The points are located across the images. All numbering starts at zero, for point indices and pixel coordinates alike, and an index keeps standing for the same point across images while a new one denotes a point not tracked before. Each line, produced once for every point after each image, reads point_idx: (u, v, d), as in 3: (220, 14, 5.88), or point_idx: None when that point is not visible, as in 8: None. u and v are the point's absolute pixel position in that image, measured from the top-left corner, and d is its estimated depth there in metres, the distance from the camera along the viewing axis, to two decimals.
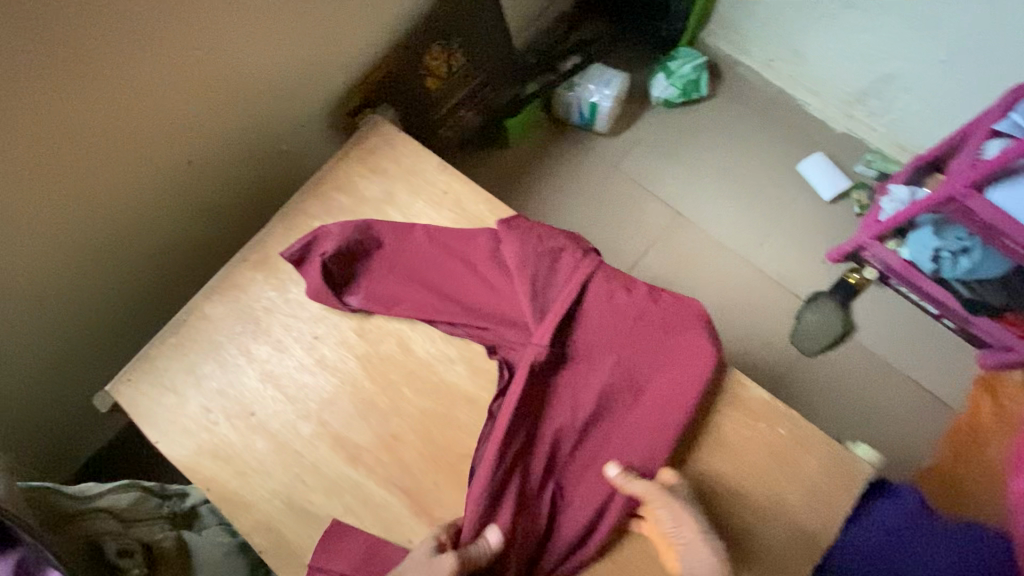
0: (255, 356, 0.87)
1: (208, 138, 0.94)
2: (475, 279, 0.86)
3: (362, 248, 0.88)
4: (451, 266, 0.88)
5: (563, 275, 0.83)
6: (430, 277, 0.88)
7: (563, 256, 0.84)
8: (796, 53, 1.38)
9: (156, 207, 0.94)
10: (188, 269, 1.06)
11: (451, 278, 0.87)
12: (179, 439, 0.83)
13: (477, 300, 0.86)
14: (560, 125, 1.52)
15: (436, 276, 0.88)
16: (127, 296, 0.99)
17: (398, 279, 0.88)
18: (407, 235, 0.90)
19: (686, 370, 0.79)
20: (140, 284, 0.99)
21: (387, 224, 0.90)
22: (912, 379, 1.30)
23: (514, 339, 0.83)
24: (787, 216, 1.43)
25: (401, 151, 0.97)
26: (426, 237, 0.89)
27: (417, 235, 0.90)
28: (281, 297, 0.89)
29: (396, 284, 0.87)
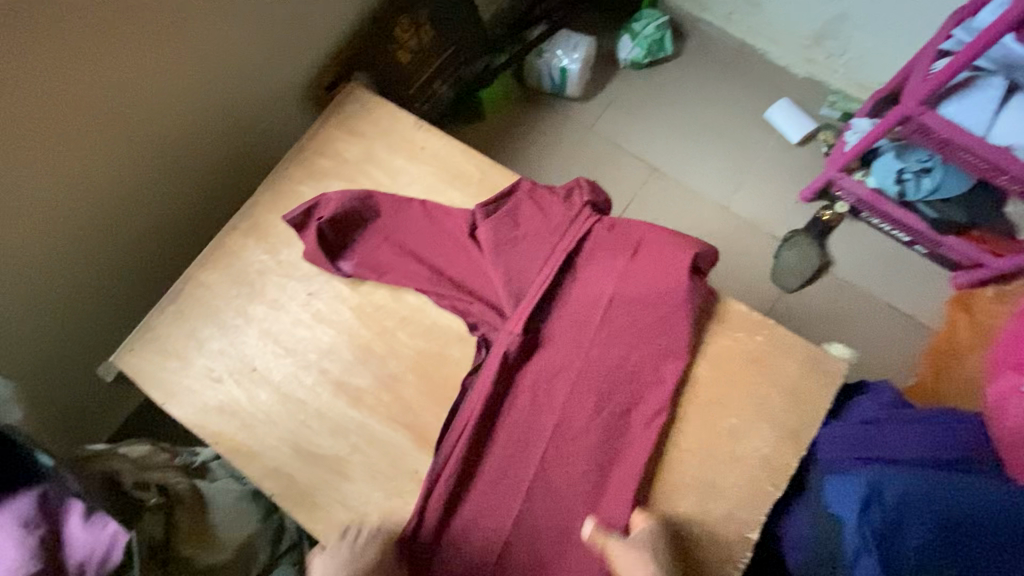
0: (252, 316, 0.90)
1: (188, 114, 0.97)
2: (464, 251, 0.89)
3: (360, 216, 0.91)
4: (441, 240, 0.90)
5: (545, 247, 0.85)
6: (421, 248, 0.90)
7: (556, 228, 0.86)
8: (754, 4, 1.43)
9: (142, 185, 0.96)
10: (180, 248, 1.09)
11: (440, 250, 0.89)
12: (186, 400, 0.86)
13: (464, 272, 0.88)
14: (533, 93, 1.56)
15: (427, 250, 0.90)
16: (123, 275, 1.02)
17: (390, 250, 0.89)
18: (404, 207, 0.92)
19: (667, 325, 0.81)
20: (134, 263, 1.02)
21: (387, 195, 0.92)
22: (890, 305, 1.36)
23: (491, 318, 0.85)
24: (759, 162, 1.48)
25: (378, 113, 1.01)
26: (423, 211, 0.91)
27: (415, 208, 0.92)
28: (273, 259, 0.93)
29: (387, 253, 0.90)
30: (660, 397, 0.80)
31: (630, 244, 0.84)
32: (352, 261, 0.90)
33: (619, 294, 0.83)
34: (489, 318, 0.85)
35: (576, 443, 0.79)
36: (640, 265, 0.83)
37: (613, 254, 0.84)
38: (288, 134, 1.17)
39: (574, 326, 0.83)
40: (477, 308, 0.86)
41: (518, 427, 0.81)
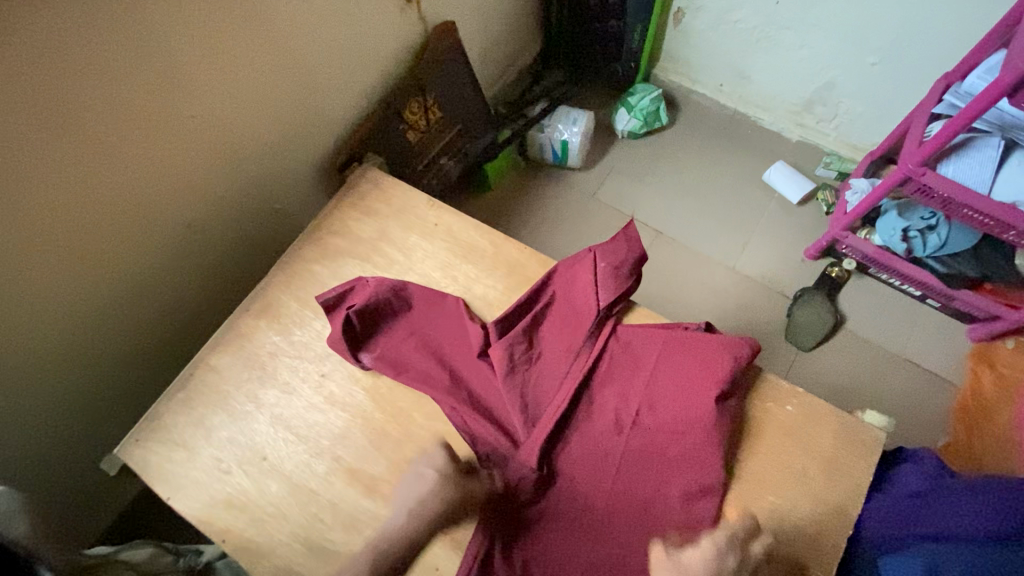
0: (264, 401, 0.87)
1: (206, 202, 0.99)
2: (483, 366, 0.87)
3: (389, 306, 0.90)
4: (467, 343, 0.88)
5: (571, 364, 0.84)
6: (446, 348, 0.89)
7: (586, 329, 0.86)
8: (743, 76, 1.51)
9: (158, 272, 0.96)
10: (190, 330, 1.08)
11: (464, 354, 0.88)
12: (192, 494, 0.82)
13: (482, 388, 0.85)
14: (536, 164, 1.61)
15: (451, 348, 0.89)
16: (132, 361, 1.00)
17: (414, 345, 0.88)
18: (437, 302, 0.91)
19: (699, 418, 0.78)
20: (144, 348, 1.01)
21: (421, 288, 0.91)
22: (909, 361, 1.34)
23: (503, 454, 0.80)
24: (761, 222, 1.51)
25: (391, 193, 1.03)
26: (457, 308, 0.91)
27: (448, 305, 0.91)
28: (286, 341, 0.91)
29: (410, 349, 0.88)
30: (695, 494, 0.76)
31: (661, 340, 0.84)
32: (371, 356, 0.87)
33: (649, 383, 0.82)
34: (501, 449, 0.80)
35: (607, 543, 0.76)
36: (673, 354, 0.83)
37: (644, 350, 0.84)
38: (300, 213, 1.19)
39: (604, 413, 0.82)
40: (490, 429, 0.81)
41: (547, 523, 0.78)
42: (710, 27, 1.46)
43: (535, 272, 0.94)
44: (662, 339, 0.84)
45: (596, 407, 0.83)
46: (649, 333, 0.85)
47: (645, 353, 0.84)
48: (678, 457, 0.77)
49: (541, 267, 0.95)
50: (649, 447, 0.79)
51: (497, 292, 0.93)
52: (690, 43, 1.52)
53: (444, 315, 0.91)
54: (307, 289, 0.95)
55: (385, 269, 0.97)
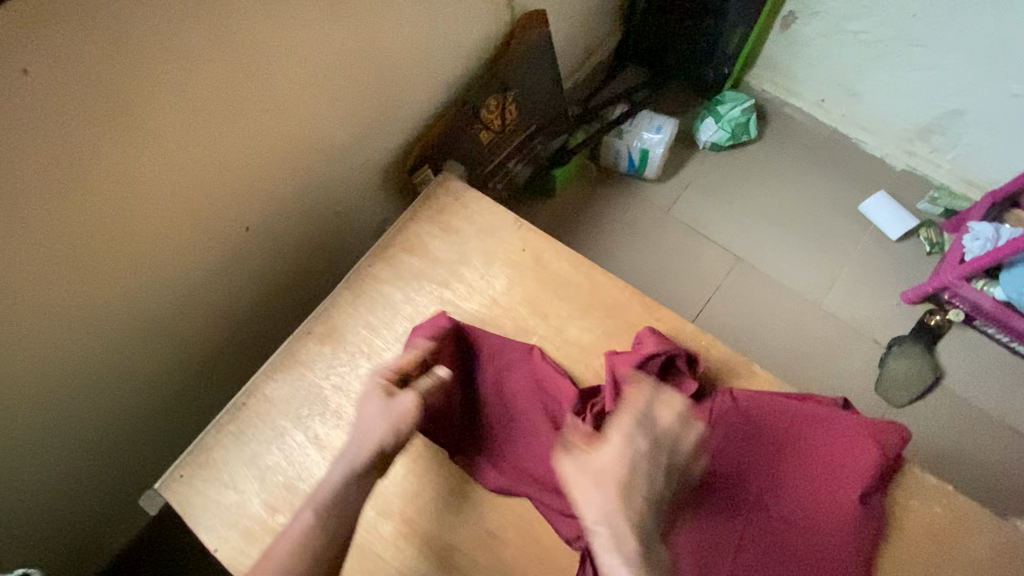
0: (325, 443, 0.77)
1: (265, 203, 0.87)
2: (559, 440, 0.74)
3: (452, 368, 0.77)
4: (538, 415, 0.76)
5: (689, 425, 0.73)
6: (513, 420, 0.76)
7: (709, 394, 0.73)
8: (850, 93, 1.36)
9: (207, 279, 0.86)
10: (236, 341, 0.98)
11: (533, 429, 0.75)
12: (240, 546, 0.72)
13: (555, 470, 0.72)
14: (607, 172, 1.47)
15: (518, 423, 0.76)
16: (172, 374, 0.90)
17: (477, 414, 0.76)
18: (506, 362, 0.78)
19: (845, 510, 0.67)
20: (187, 359, 0.91)
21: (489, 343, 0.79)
22: (1014, 427, 1.21)
23: None
24: (855, 257, 1.37)
25: (474, 208, 0.91)
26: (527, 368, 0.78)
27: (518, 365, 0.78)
28: (353, 374, 0.81)
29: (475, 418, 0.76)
30: None
31: (793, 413, 0.72)
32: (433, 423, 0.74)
33: (784, 463, 0.70)
34: None
35: None
36: (816, 433, 0.71)
37: (770, 421, 0.72)
38: (362, 217, 1.07)
39: (728, 491, 0.69)
40: None
41: None
42: (821, 35, 1.31)
43: (638, 316, 0.82)
44: (794, 414, 0.72)
45: (717, 482, 0.70)
46: (777, 402, 0.73)
47: (772, 425, 0.71)
48: (812, 561, 0.66)
49: (644, 311, 0.83)
50: (775, 540, 0.67)
51: (593, 336, 0.82)
52: (794, 51, 1.37)
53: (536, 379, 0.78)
54: (377, 313, 0.84)
55: (465, 297, 0.85)
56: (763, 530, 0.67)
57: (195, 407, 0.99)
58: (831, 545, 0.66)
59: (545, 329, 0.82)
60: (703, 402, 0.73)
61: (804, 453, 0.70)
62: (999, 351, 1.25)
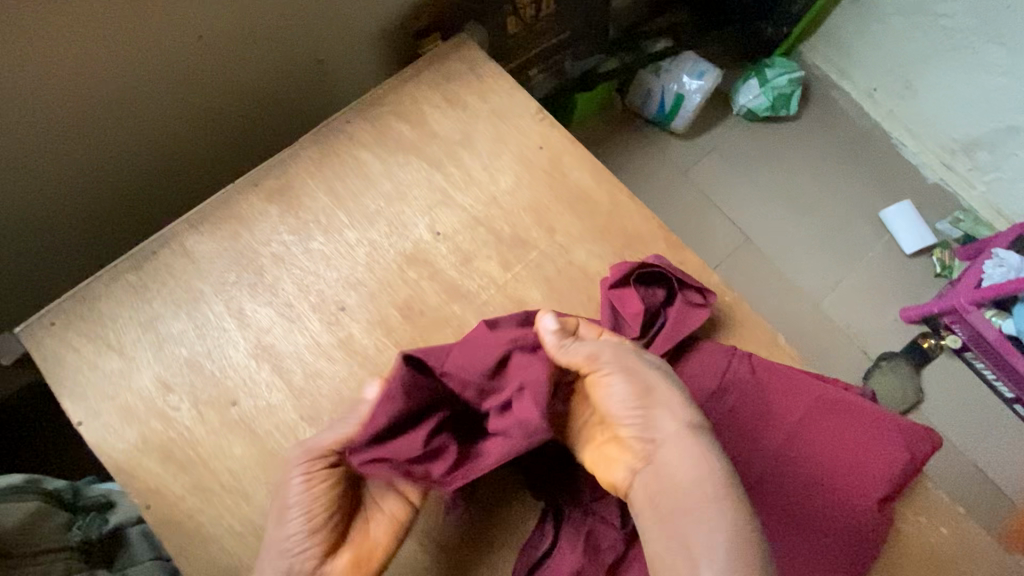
0: (250, 321, 0.60)
1: (230, 13, 0.67)
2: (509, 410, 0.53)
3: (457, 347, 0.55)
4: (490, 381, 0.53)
5: (691, 385, 0.61)
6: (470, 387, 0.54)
7: (721, 354, 0.62)
8: (907, 87, 1.25)
9: (133, 87, 0.66)
10: (162, 183, 0.78)
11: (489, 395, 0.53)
12: (113, 424, 0.56)
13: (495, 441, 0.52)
14: (631, 113, 1.31)
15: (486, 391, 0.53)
16: (67, 201, 0.71)
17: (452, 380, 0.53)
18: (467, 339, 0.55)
19: (848, 510, 0.58)
20: (90, 187, 0.72)
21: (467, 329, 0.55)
22: (976, 465, 1.17)
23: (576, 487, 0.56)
24: (865, 263, 1.28)
25: (490, 85, 0.74)
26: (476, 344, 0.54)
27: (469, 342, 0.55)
28: (302, 246, 0.64)
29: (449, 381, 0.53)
30: None
31: (814, 393, 0.61)
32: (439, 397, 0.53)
33: (792, 446, 0.60)
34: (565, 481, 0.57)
35: None
36: (834, 418, 0.61)
37: (783, 398, 0.61)
38: (349, 77, 0.88)
39: None
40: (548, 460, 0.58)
41: None
42: (898, 13, 1.18)
43: (659, 254, 0.68)
44: (813, 393, 0.61)
45: None
46: (799, 379, 0.62)
47: (786, 404, 0.61)
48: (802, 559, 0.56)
49: (668, 248, 0.69)
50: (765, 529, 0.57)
51: (602, 265, 0.68)
52: (863, 25, 1.24)
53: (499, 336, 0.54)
54: (346, 181, 0.67)
55: (460, 187, 0.69)
56: (751, 515, 0.57)
57: (96, 254, 0.79)
58: (825, 544, 0.57)
59: (548, 245, 0.68)
60: (713, 361, 0.62)
61: (818, 441, 0.60)
62: (979, 387, 1.21)
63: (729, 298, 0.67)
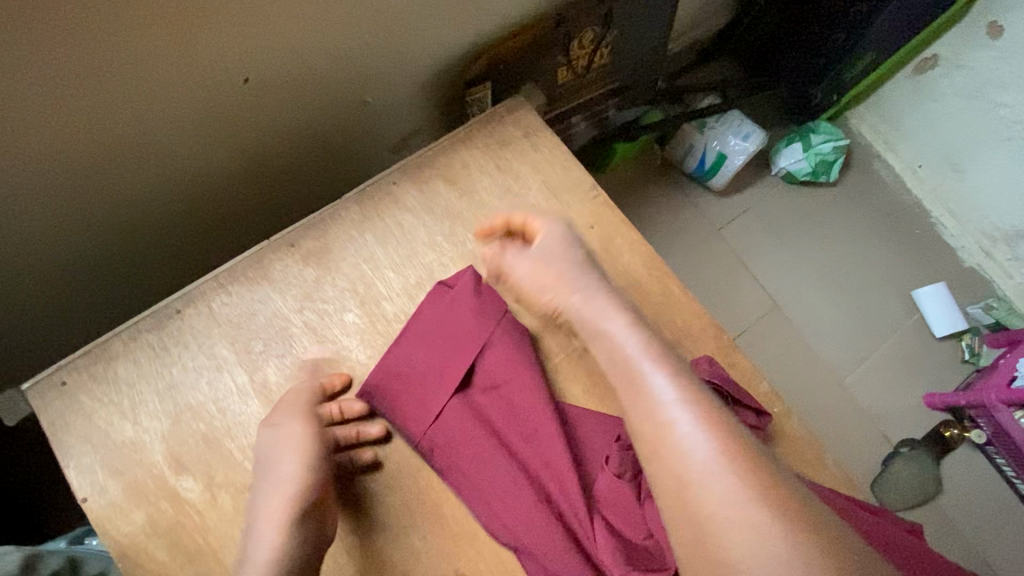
0: (274, 397, 0.57)
1: (280, 57, 0.64)
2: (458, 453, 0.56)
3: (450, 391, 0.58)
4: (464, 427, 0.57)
5: None
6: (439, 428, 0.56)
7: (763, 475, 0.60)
8: (954, 168, 1.22)
9: (173, 128, 0.63)
10: (193, 223, 0.75)
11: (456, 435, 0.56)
12: (119, 500, 0.52)
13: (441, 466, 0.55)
14: (668, 165, 1.28)
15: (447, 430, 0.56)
16: (93, 238, 0.68)
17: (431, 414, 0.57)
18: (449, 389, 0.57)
19: None
20: (118, 227, 0.68)
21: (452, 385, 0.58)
22: (990, 565, 1.13)
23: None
24: (893, 343, 1.25)
25: (544, 155, 0.70)
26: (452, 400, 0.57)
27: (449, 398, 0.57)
28: (335, 317, 0.60)
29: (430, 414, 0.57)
30: None
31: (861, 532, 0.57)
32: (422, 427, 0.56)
33: None
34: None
35: None
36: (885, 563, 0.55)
37: None
38: (393, 121, 0.84)
39: None
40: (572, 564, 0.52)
41: None
42: (956, 93, 1.16)
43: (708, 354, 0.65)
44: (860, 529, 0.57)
45: None
46: (859, 518, 0.58)
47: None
48: None
49: (717, 350, 0.65)
50: None
51: None
52: (917, 102, 1.22)
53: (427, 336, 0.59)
54: (387, 248, 0.63)
55: None
56: None
57: (120, 291, 0.76)
58: None
59: None
60: None
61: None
62: (997, 483, 1.18)
63: (776, 409, 0.65)
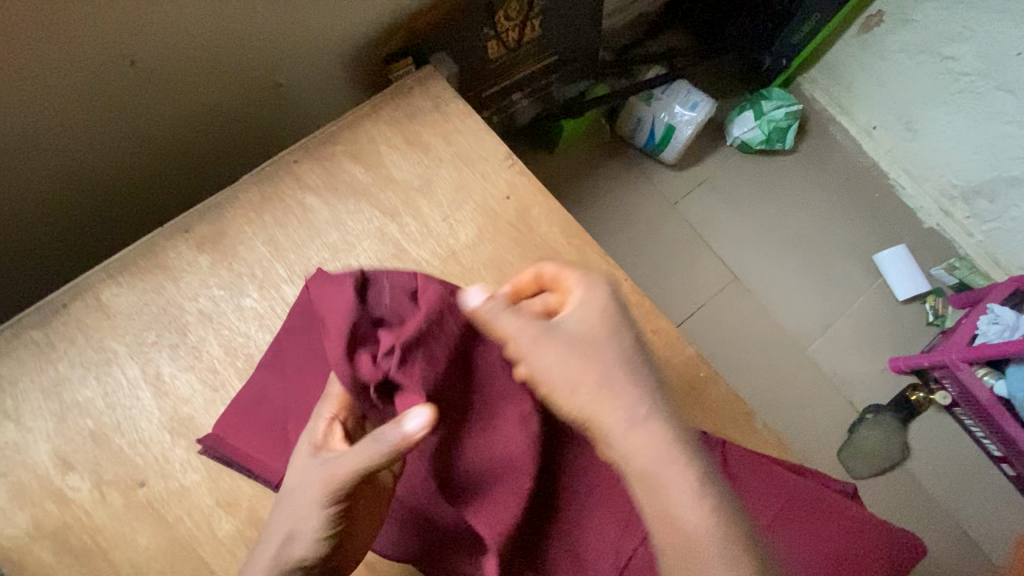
0: (167, 389, 0.54)
1: (169, 34, 0.60)
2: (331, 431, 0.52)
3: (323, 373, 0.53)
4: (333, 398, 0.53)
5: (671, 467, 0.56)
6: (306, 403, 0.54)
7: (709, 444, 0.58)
8: (908, 127, 1.20)
9: (57, 115, 0.59)
10: (100, 214, 0.72)
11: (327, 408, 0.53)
12: (4, 504, 0.50)
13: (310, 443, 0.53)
14: (620, 140, 1.26)
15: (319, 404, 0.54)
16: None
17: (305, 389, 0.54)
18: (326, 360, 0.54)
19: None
20: (16, 225, 0.65)
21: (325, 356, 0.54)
22: (958, 525, 1.12)
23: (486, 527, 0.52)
24: (855, 309, 1.22)
25: (455, 126, 0.67)
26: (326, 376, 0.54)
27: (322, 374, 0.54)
28: (232, 303, 0.57)
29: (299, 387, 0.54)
30: None
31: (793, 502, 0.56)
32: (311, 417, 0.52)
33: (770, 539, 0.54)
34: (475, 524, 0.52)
35: None
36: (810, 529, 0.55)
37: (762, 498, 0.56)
38: (310, 100, 0.80)
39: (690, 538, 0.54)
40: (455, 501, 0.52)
41: None
42: (904, 50, 1.13)
43: (630, 321, 0.63)
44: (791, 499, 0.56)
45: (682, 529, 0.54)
46: (771, 469, 0.57)
47: (753, 494, 0.56)
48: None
49: (639, 317, 0.63)
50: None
51: None
52: (869, 61, 1.19)
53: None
54: (289, 229, 0.61)
55: (415, 240, 0.63)
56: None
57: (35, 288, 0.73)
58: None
59: None
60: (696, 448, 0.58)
61: (789, 538, 0.54)
62: (966, 444, 1.15)
63: (702, 374, 0.63)
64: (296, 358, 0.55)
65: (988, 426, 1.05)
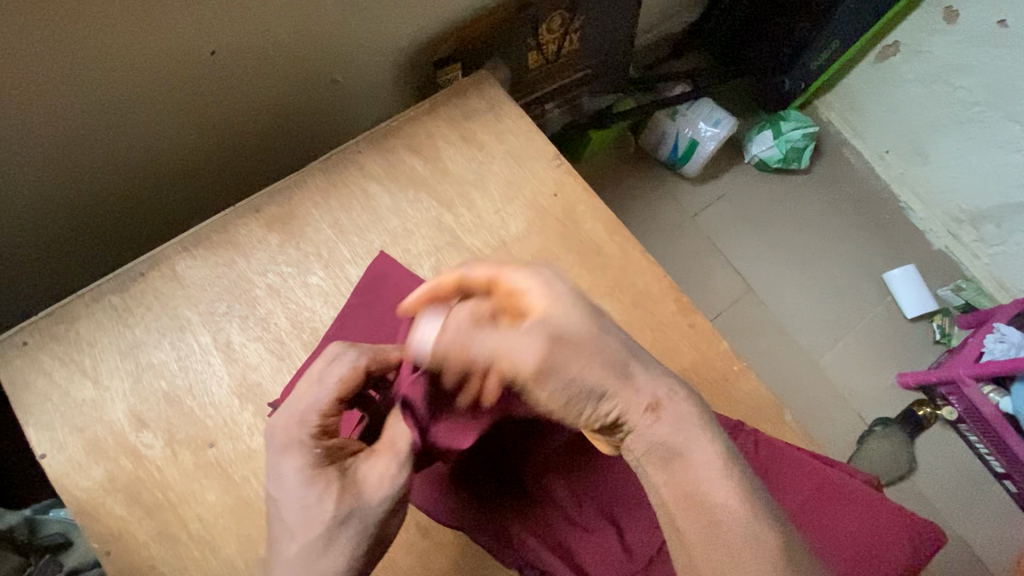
0: (237, 356, 0.57)
1: (249, 29, 0.64)
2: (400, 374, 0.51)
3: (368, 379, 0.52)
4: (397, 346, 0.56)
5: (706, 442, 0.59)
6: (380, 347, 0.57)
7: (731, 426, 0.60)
8: (920, 152, 1.26)
9: (142, 98, 0.63)
10: (139, 198, 0.73)
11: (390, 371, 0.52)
12: (81, 458, 0.53)
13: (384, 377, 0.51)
14: (643, 152, 1.31)
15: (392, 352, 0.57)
16: (33, 214, 0.66)
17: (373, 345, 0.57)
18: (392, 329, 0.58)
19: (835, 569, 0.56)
20: (65, 198, 0.67)
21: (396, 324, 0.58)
22: (963, 538, 1.15)
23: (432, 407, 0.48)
24: (865, 325, 1.26)
25: (508, 126, 0.72)
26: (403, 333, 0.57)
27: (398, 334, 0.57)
28: (299, 279, 0.61)
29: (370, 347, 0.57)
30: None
31: (819, 486, 0.59)
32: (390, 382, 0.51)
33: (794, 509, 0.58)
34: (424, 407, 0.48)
35: None
36: (841, 511, 0.58)
37: (790, 476, 0.59)
38: (362, 100, 0.84)
39: None
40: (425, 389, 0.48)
41: None
42: (918, 79, 1.19)
43: (667, 315, 0.67)
44: (820, 479, 0.59)
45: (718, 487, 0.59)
46: (802, 456, 0.60)
47: (788, 480, 0.59)
48: None
49: (677, 312, 0.67)
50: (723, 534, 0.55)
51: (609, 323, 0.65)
52: (882, 89, 1.26)
53: (398, 312, 0.59)
54: (352, 214, 0.64)
55: (469, 229, 0.66)
56: None
57: (70, 267, 0.75)
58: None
59: None
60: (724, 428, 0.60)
61: (823, 522, 0.57)
62: (970, 461, 1.19)
63: (735, 368, 0.66)
64: (355, 330, 0.58)
65: (993, 443, 1.08)
